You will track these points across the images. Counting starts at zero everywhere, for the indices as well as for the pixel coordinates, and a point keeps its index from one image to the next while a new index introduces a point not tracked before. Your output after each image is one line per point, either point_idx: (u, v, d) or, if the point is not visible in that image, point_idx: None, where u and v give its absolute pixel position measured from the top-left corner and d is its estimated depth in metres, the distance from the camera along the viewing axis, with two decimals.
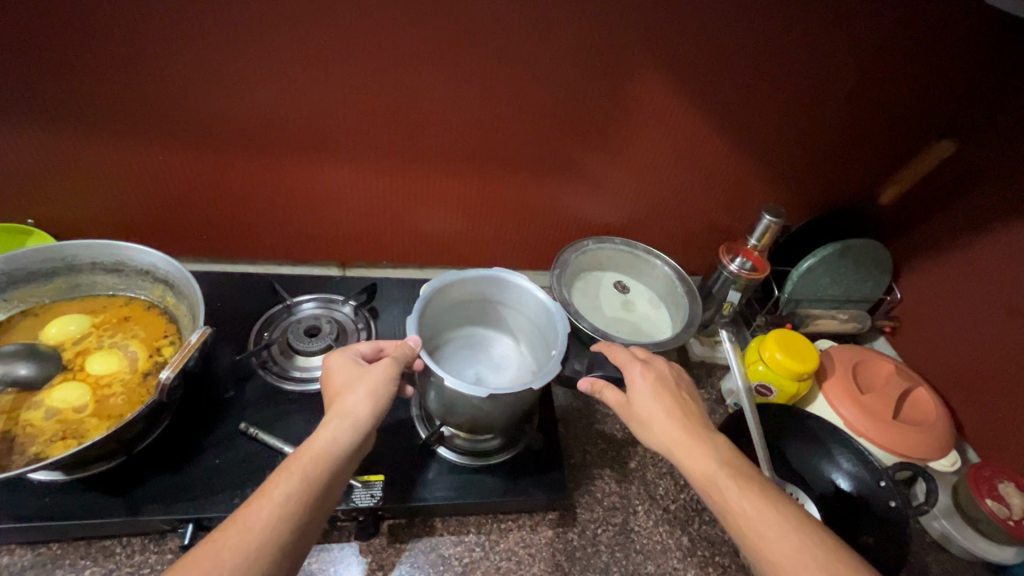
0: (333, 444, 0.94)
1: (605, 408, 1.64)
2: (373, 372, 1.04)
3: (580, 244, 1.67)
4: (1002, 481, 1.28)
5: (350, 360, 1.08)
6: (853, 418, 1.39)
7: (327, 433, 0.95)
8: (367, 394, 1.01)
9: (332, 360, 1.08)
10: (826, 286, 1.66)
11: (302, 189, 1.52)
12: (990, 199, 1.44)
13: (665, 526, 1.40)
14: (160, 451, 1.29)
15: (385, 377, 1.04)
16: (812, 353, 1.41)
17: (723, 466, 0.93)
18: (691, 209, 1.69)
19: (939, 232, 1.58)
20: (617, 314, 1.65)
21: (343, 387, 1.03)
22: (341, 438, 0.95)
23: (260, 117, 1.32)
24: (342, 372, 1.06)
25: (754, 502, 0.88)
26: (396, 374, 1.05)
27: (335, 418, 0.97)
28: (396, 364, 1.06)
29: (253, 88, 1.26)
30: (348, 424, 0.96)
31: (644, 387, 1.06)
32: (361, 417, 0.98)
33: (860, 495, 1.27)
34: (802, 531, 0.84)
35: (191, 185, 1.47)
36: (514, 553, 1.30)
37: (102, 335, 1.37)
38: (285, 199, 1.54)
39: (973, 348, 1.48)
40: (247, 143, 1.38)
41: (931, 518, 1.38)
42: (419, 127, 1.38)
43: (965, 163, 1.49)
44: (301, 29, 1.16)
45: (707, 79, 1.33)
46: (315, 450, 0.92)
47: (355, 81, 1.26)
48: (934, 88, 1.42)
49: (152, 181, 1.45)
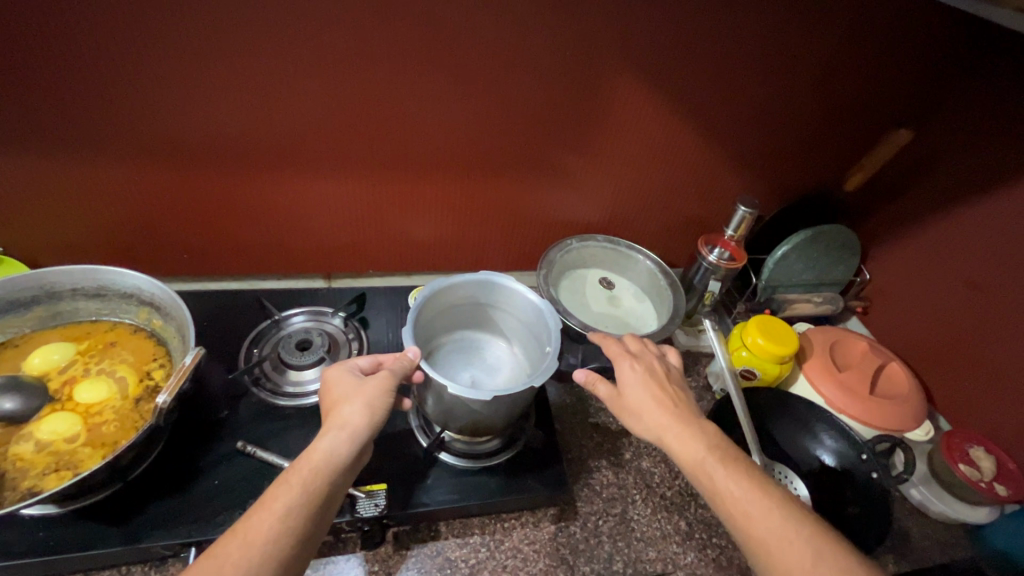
0: (331, 456, 0.94)
1: (597, 402, 1.68)
2: (370, 385, 1.05)
3: (563, 243, 1.72)
4: (972, 446, 1.37)
5: (348, 373, 1.09)
6: (832, 396, 1.45)
7: (325, 445, 0.95)
8: (365, 407, 1.02)
9: (329, 374, 1.09)
10: (800, 271, 1.73)
11: (287, 200, 1.51)
12: (945, 182, 1.53)
13: (663, 513, 1.45)
14: (155, 475, 1.26)
15: (383, 390, 1.05)
16: (791, 336, 1.47)
17: (712, 452, 0.97)
18: (670, 204, 1.75)
19: (901, 215, 1.67)
20: (604, 310, 1.69)
21: (340, 400, 1.04)
22: (339, 450, 0.96)
23: (242, 131, 1.31)
24: (339, 384, 1.06)
25: (742, 484, 0.92)
26: (393, 385, 1.07)
27: (333, 429, 0.98)
28: (395, 377, 1.07)
29: (233, 101, 1.25)
30: (346, 436, 0.97)
31: (634, 380, 1.10)
32: (358, 429, 0.99)
33: (844, 469, 1.34)
34: (789, 512, 0.88)
35: (172, 203, 1.45)
36: (519, 550, 1.33)
37: (89, 363, 1.34)
38: (269, 213, 1.53)
39: (938, 322, 1.58)
40: (229, 157, 1.37)
41: (909, 487, 1.45)
42: (403, 135, 1.39)
43: (922, 148, 1.58)
44: (281, 41, 1.16)
45: (680, 79, 1.38)
46: (313, 463, 0.93)
47: (338, 90, 1.26)
48: (891, 81, 1.50)
49: (129, 201, 1.42)
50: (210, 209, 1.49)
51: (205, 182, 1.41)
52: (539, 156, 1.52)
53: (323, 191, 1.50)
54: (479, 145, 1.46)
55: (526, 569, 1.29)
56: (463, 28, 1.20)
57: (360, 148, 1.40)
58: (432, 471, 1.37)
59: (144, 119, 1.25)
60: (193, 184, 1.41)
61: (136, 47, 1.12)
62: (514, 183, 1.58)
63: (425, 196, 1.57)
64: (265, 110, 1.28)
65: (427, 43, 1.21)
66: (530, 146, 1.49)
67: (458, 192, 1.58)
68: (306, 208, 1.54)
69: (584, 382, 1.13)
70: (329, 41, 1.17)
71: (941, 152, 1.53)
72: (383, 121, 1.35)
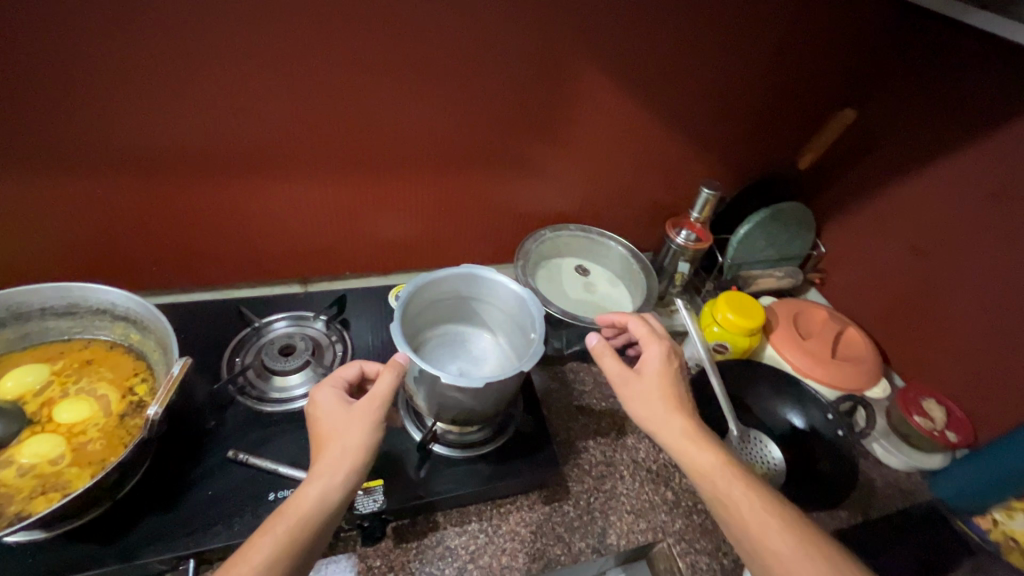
0: (322, 500, 0.90)
1: (581, 386, 1.74)
2: (354, 419, 0.99)
3: (538, 234, 1.77)
4: (925, 399, 1.50)
5: (337, 403, 1.03)
6: (799, 362, 1.56)
7: (314, 489, 0.90)
8: (352, 443, 0.96)
9: (316, 404, 1.03)
10: (762, 248, 1.83)
11: (260, 204, 1.49)
12: (885, 157, 1.66)
13: (650, 485, 1.52)
14: (146, 491, 1.22)
15: (368, 422, 0.98)
16: (757, 309, 1.57)
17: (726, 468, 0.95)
18: (638, 190, 1.82)
19: (848, 189, 1.79)
20: (581, 296, 1.74)
21: (328, 434, 0.98)
22: (329, 495, 0.91)
23: (211, 134, 1.29)
24: (326, 418, 1.01)
25: (755, 505, 0.91)
26: (380, 416, 1.00)
27: (320, 468, 0.93)
28: (380, 400, 1.00)
29: (201, 104, 1.22)
30: (333, 479, 0.92)
31: (643, 386, 1.07)
32: (347, 468, 0.93)
33: (812, 430, 1.44)
34: (792, 533, 0.88)
35: (140, 211, 1.40)
36: (517, 533, 1.37)
37: (66, 383, 1.31)
38: (241, 219, 1.52)
39: (888, 286, 1.71)
40: (199, 161, 1.34)
41: (872, 441, 1.58)
42: (376, 131, 1.40)
43: (863, 127, 1.71)
44: (248, 40, 1.15)
45: (640, 72, 1.46)
46: (303, 508, 0.88)
47: (309, 89, 1.26)
48: (831, 66, 1.62)
49: (93, 213, 1.37)
50: (181, 217, 1.45)
51: (175, 188, 1.38)
52: (513, 146, 1.55)
53: (297, 193, 1.49)
54: (453, 138, 1.48)
55: (525, 550, 1.34)
56: (432, 22, 1.22)
57: (334, 147, 1.40)
58: (426, 464, 1.39)
59: (107, 126, 1.21)
60: (161, 191, 1.37)
61: (95, 51, 1.08)
62: (487, 174, 1.61)
63: (401, 194, 1.58)
64: (234, 112, 1.26)
65: (397, 37, 1.22)
66: (503, 137, 1.51)
67: (434, 188, 1.60)
68: (279, 212, 1.53)
69: (596, 350, 1.15)
70: (298, 38, 1.17)
71: (884, 129, 1.64)
72: (355, 117, 1.35)
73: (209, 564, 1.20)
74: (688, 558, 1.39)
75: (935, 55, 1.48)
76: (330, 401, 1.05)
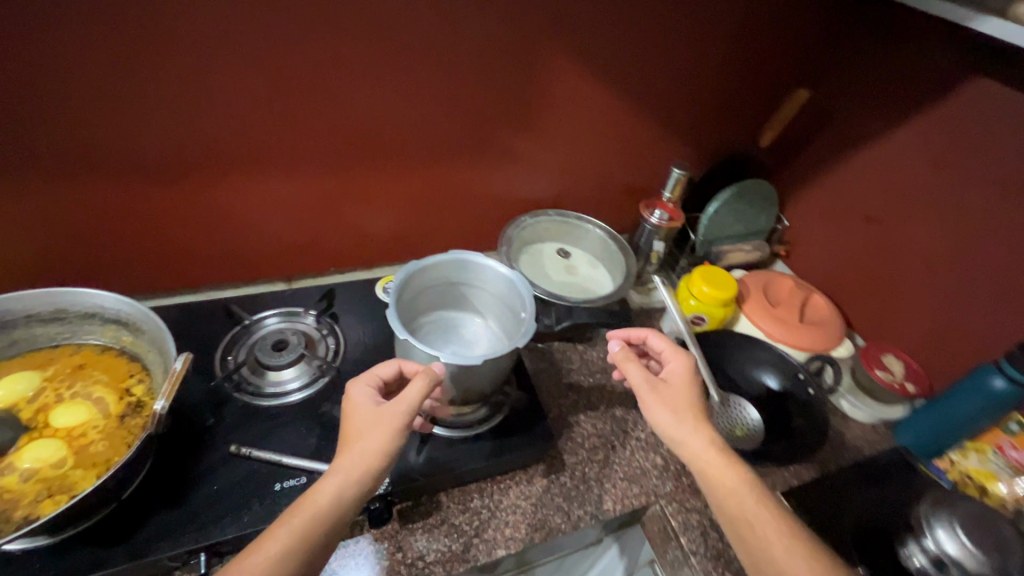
0: (337, 496, 0.85)
1: (568, 364, 1.62)
2: (376, 422, 0.90)
3: (516, 221, 1.69)
4: (886, 355, 1.57)
5: (371, 401, 0.95)
6: (771, 329, 1.61)
7: (331, 483, 0.86)
8: (374, 444, 0.89)
9: (353, 398, 0.96)
10: (730, 224, 1.86)
11: (240, 189, 1.32)
12: (837, 133, 1.75)
13: (643, 451, 1.43)
14: (150, 491, 1.06)
15: (390, 426, 0.90)
16: (731, 280, 1.59)
17: (751, 491, 0.93)
18: (613, 174, 1.81)
19: (803, 165, 1.88)
20: (563, 278, 1.68)
21: (353, 432, 0.91)
22: (345, 492, 0.86)
23: (195, 110, 1.14)
24: (355, 415, 0.94)
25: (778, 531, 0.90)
26: (405, 420, 0.91)
27: (340, 463, 0.88)
28: (407, 405, 0.91)
29: (186, 88, 1.10)
30: (349, 478, 0.86)
31: (660, 403, 1.00)
32: (365, 468, 0.87)
33: (786, 390, 1.52)
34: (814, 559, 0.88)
35: (106, 204, 1.21)
36: (518, 506, 1.26)
37: (61, 388, 1.22)
38: (214, 204, 1.30)
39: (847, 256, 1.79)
40: (178, 143, 1.17)
41: (839, 398, 1.63)
42: (373, 108, 1.29)
43: (816, 106, 1.79)
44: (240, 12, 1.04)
45: (617, 55, 1.47)
46: (319, 504, 0.84)
47: (290, 70, 1.16)
48: (780, 48, 1.71)
49: (52, 210, 1.17)
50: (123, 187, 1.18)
51: (146, 171, 1.19)
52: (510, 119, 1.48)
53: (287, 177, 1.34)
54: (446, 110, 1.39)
55: (530, 525, 1.23)
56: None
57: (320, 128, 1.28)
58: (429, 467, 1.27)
59: (72, 95, 1.03)
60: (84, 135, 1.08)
61: (66, 17, 0.94)
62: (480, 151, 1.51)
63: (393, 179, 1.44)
64: (216, 90, 1.13)
65: (395, 11, 1.16)
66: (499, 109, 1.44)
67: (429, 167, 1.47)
68: (257, 185, 1.33)
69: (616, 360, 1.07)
70: (293, 13, 1.08)
71: (841, 103, 1.71)
72: (350, 96, 1.24)
73: (222, 560, 1.04)
74: (681, 518, 1.31)
75: (899, 23, 1.52)
76: (368, 396, 0.98)
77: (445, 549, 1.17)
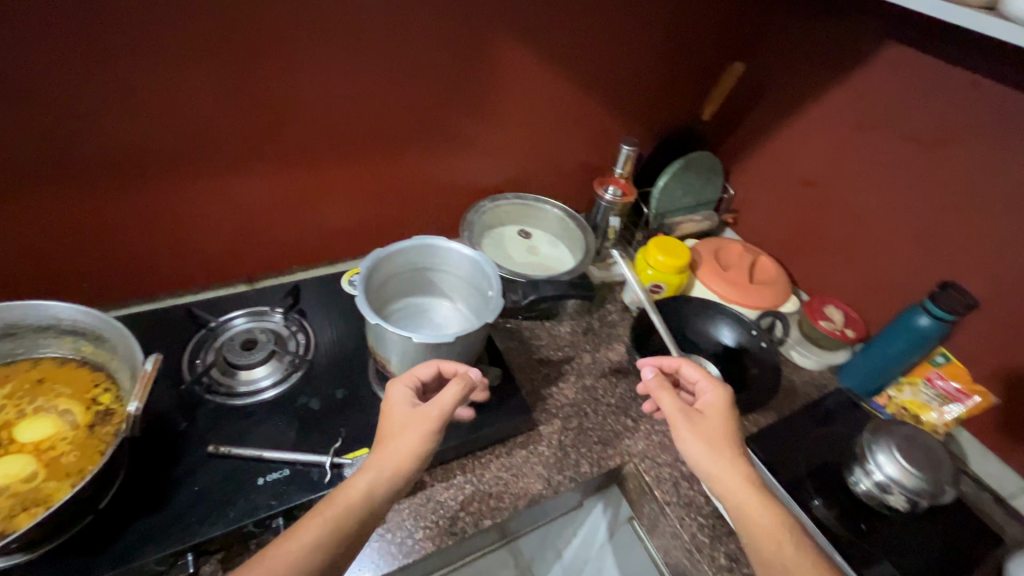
0: (370, 498, 0.76)
1: (536, 338, 1.47)
2: (412, 424, 0.82)
3: (475, 205, 1.51)
4: (830, 306, 1.43)
5: (406, 402, 0.86)
6: (725, 291, 1.50)
7: (361, 483, 0.77)
8: (410, 447, 0.80)
9: (392, 392, 0.88)
10: (681, 195, 1.67)
11: (226, 174, 1.13)
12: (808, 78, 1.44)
13: (618, 414, 1.31)
14: (126, 505, 0.88)
15: (425, 429, 0.81)
16: (683, 246, 1.48)
17: (801, 556, 0.79)
18: (565, 153, 1.60)
19: (761, 122, 1.59)
20: (528, 259, 1.54)
21: (385, 433, 0.82)
22: (379, 493, 0.77)
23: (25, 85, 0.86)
24: (391, 406, 0.86)
25: None
26: (444, 423, 0.82)
27: (377, 455, 0.80)
28: (449, 405, 0.83)
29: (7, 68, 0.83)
30: (388, 472, 0.78)
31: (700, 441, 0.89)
32: (407, 458, 0.79)
33: (740, 347, 1.40)
34: None
35: None
36: (501, 478, 1.14)
37: (19, 403, 0.99)
38: (192, 188, 1.11)
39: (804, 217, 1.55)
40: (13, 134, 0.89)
41: (787, 349, 1.49)
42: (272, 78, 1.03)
43: (762, 65, 1.54)
44: None
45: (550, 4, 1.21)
46: (352, 503, 0.75)
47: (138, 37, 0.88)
48: None
49: None
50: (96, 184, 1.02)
51: (47, 165, 0.95)
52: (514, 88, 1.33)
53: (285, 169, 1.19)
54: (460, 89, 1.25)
55: (513, 494, 1.12)
56: None
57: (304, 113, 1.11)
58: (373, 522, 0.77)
59: None
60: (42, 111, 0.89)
61: None
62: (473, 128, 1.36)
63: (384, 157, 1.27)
64: (199, 63, 0.96)
65: None
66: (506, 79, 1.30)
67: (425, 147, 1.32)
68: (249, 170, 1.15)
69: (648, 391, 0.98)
70: None
71: (790, 55, 1.46)
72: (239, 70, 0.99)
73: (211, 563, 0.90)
74: (654, 472, 1.20)
75: None
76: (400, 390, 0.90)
77: (430, 525, 1.05)
